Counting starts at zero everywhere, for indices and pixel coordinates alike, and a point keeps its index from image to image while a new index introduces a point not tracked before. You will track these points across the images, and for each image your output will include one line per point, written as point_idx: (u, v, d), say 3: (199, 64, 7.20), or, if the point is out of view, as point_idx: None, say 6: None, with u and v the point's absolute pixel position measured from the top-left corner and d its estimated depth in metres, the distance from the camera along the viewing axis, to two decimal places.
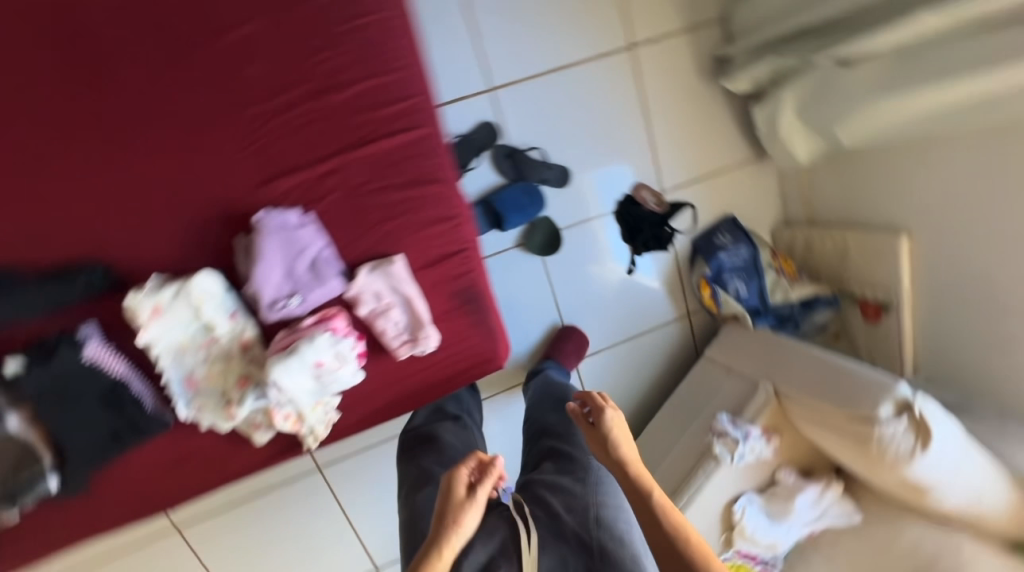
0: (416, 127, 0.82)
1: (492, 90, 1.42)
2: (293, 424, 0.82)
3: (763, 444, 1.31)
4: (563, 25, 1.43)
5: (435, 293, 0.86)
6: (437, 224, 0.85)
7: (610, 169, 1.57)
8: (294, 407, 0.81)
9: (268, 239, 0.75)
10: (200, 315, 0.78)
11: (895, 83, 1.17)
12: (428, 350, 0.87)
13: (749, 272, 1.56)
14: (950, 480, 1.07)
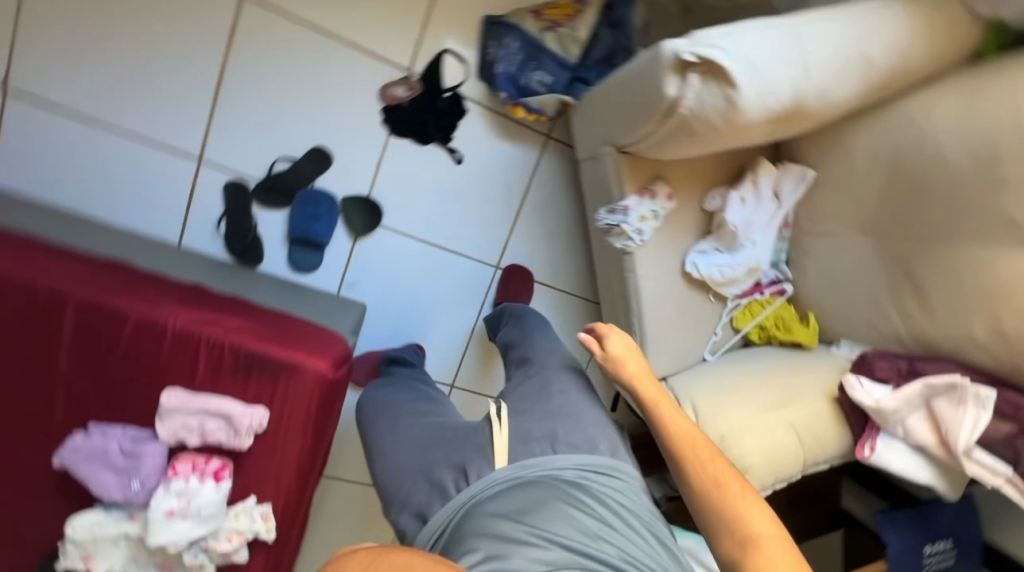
0: (65, 301, 0.87)
1: (196, 160, 1.38)
2: (242, 535, 0.98)
3: (654, 201, 1.15)
4: (187, 47, 1.31)
5: (233, 372, 0.96)
6: (183, 347, 0.92)
7: (352, 104, 1.43)
8: (224, 527, 0.97)
9: (79, 469, 0.88)
10: (111, 538, 0.93)
11: None
12: (265, 416, 0.97)
13: (542, 63, 1.31)
14: (810, 74, 0.82)
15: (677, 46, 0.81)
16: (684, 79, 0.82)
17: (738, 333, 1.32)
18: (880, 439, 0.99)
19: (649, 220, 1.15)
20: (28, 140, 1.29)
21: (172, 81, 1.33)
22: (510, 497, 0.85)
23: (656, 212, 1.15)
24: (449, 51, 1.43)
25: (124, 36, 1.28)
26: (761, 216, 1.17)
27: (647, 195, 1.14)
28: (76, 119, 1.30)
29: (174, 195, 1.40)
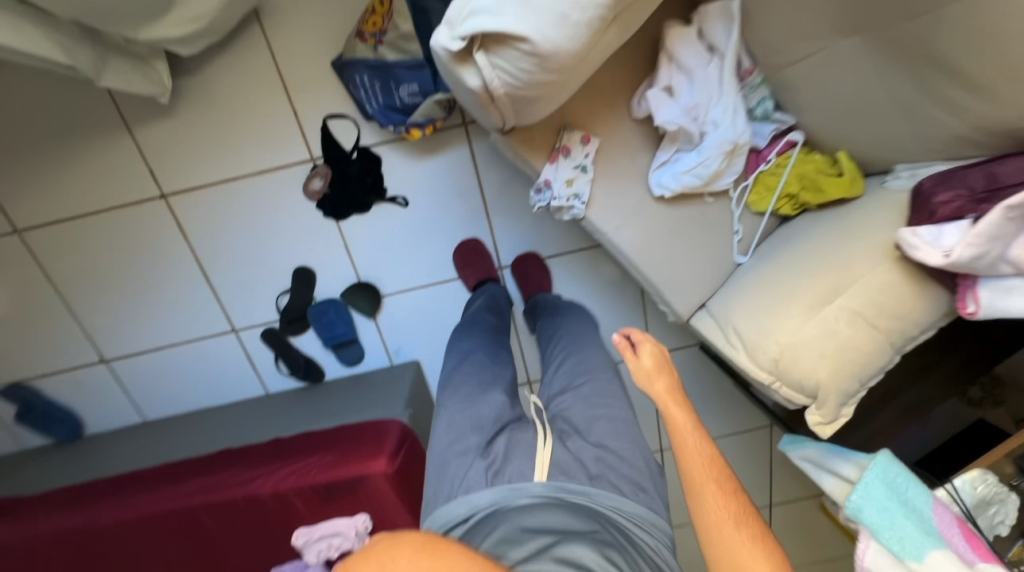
0: (201, 509, 1.16)
1: (231, 332, 1.62)
2: None
3: (572, 156, 0.97)
4: (165, 259, 1.52)
5: (319, 498, 1.15)
6: (277, 494, 1.15)
7: (294, 216, 1.49)
8: None
9: None
10: None
11: None
12: (367, 521, 1.16)
13: (397, 80, 1.19)
14: None
15: (441, 40, 0.64)
16: (475, 62, 0.65)
17: (765, 216, 1.07)
18: (981, 289, 0.73)
19: (580, 177, 0.98)
20: (139, 382, 1.67)
21: (176, 289, 1.56)
22: (550, 518, 0.84)
23: (583, 165, 0.97)
24: (330, 115, 1.38)
25: (128, 280, 1.53)
26: (707, 82, 0.90)
27: (560, 155, 0.96)
28: (150, 353, 1.63)
29: (237, 366, 1.67)
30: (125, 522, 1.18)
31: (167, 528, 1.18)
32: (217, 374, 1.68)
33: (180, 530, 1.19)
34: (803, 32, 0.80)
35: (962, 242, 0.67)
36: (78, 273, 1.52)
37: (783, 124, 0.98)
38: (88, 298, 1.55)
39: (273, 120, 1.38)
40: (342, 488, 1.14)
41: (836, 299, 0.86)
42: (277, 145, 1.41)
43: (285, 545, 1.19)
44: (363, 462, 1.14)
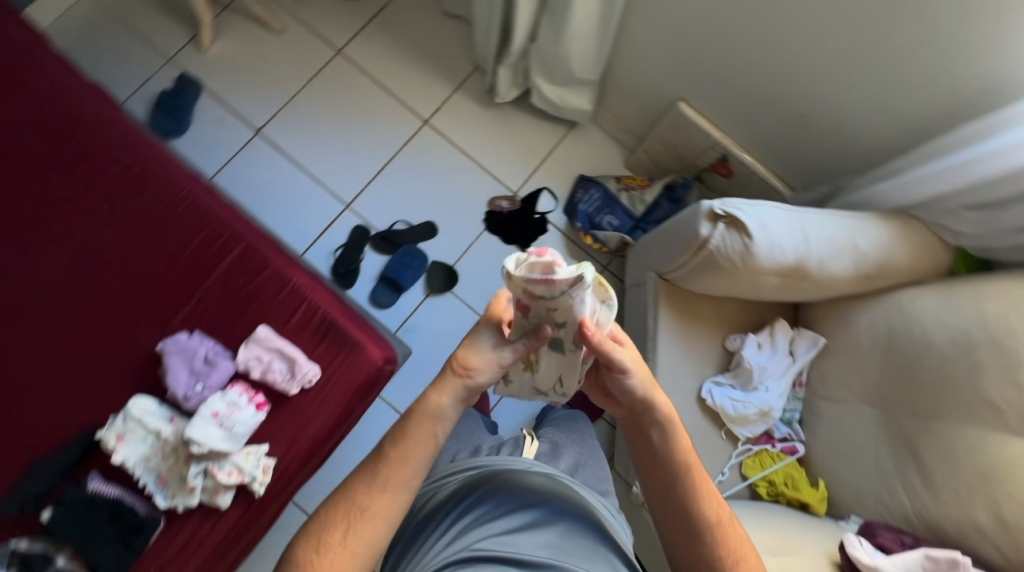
0: (241, 242, 1.22)
1: (344, 204, 1.88)
2: (235, 479, 1.06)
3: (547, 295, 0.76)
4: (377, 140, 1.93)
5: (307, 336, 1.17)
6: (290, 298, 1.19)
7: (466, 201, 1.91)
8: (230, 469, 1.06)
9: (180, 362, 1.11)
10: (148, 428, 1.08)
11: (579, 51, 1.52)
12: (309, 377, 1.13)
13: (608, 219, 1.74)
14: (813, 245, 1.10)
15: (711, 204, 1.13)
16: (715, 224, 1.12)
17: (744, 482, 1.29)
18: None
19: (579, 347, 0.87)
20: (250, 162, 1.88)
21: (357, 156, 1.92)
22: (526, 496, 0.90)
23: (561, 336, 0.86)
24: (545, 188, 1.91)
25: (344, 125, 1.93)
26: (780, 367, 1.30)
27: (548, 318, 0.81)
28: (286, 159, 1.89)
29: (314, 221, 1.86)
30: (175, 199, 1.23)
31: (190, 232, 1.21)
32: (296, 210, 1.85)
33: (199, 235, 1.22)
34: (852, 389, 1.21)
35: (891, 561, 0.99)
36: (328, 97, 1.95)
37: (794, 436, 1.30)
38: (310, 108, 1.94)
39: (521, 161, 1.94)
40: (333, 350, 1.16)
41: (777, 557, 1.03)
42: (507, 171, 1.94)
43: (234, 331, 1.17)
44: (370, 349, 1.17)
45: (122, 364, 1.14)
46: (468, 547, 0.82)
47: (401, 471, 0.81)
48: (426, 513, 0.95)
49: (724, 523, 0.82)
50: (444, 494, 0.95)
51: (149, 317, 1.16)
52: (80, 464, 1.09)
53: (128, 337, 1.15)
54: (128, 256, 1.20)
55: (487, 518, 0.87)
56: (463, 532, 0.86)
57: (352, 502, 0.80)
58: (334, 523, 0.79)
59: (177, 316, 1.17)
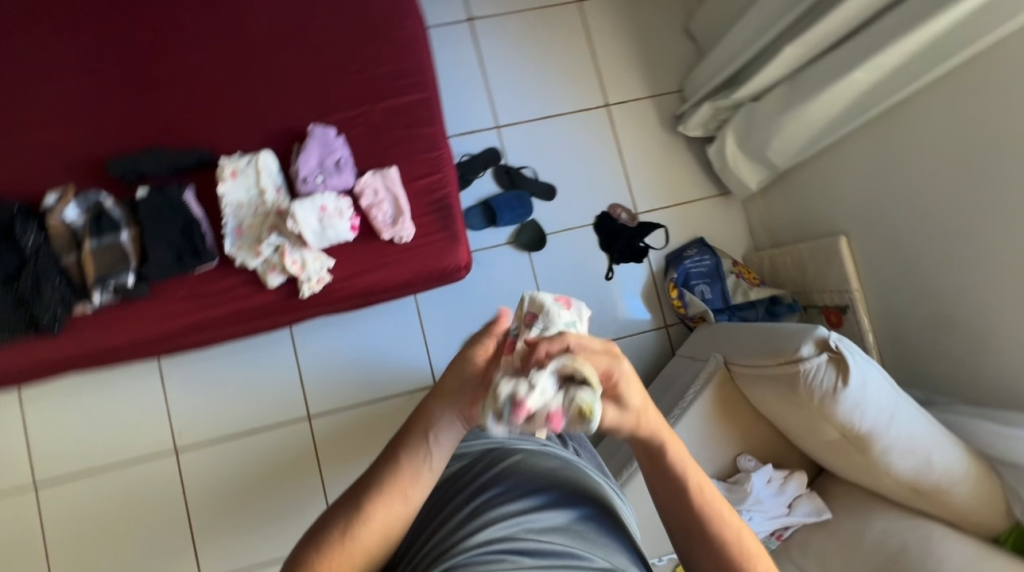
0: (421, 91, 1.24)
1: (494, 123, 1.92)
2: (296, 271, 1.11)
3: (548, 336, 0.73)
4: (558, 92, 1.95)
5: (421, 201, 1.20)
6: (428, 161, 1.22)
7: (592, 192, 1.92)
8: (300, 260, 1.11)
9: (318, 151, 1.14)
10: (259, 183, 1.11)
11: (789, 136, 1.50)
12: (405, 236, 1.17)
13: (704, 289, 1.72)
14: (892, 430, 1.08)
15: (824, 331, 1.13)
16: (819, 352, 1.11)
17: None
18: None
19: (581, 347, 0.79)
20: (445, 37, 1.92)
21: (532, 92, 1.94)
22: (528, 488, 0.81)
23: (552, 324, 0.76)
24: (664, 227, 1.92)
25: (539, 60, 1.95)
26: (773, 511, 1.27)
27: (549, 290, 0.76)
28: (475, 55, 1.92)
29: (462, 119, 1.90)
30: (393, 17, 1.27)
31: (387, 53, 1.25)
32: (454, 100, 1.90)
33: (391, 59, 1.25)
34: None
35: None
36: (545, 28, 1.97)
37: None
38: (524, 26, 1.96)
39: (660, 191, 1.95)
40: (435, 227, 1.19)
41: None
42: (643, 190, 1.95)
43: (366, 155, 1.20)
44: (462, 247, 1.20)
45: (269, 122, 1.19)
46: (476, 536, 0.74)
47: (412, 481, 0.69)
48: (437, 492, 0.85)
49: (726, 517, 0.71)
50: (448, 473, 0.87)
51: (312, 98, 1.21)
52: (185, 171, 1.14)
53: (285, 102, 1.20)
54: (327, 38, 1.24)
55: (500, 501, 0.79)
56: (478, 514, 0.77)
57: (366, 504, 0.68)
58: (354, 525, 0.67)
59: (332, 113, 1.21)
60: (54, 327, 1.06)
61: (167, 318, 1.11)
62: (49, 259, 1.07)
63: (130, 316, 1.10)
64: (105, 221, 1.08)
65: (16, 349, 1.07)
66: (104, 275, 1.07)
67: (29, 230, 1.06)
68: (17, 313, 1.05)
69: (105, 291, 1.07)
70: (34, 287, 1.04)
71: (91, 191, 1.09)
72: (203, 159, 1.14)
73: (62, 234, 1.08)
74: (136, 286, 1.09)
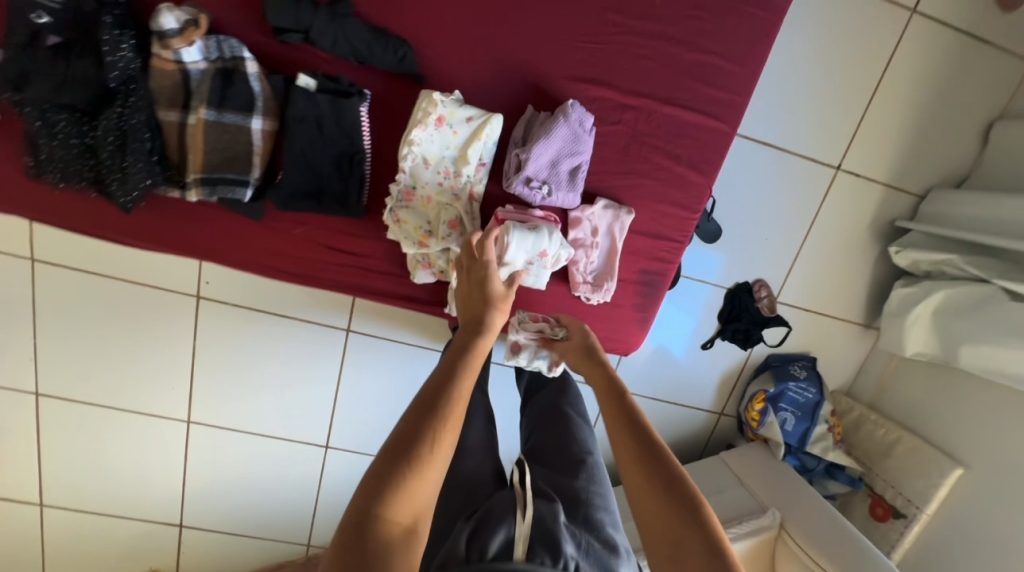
0: (718, 120, 0.84)
1: None
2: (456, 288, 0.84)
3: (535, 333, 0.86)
4: None
5: (632, 264, 0.90)
6: (670, 216, 0.88)
7: None
8: None
9: (561, 152, 0.78)
10: (465, 150, 0.76)
11: None
12: (592, 301, 0.90)
13: (789, 420, 1.50)
14: None
15: None
16: None
17: None
18: None
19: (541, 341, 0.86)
20: None
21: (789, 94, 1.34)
22: None
23: (537, 362, 0.86)
24: (789, 328, 1.53)
25: (843, 50, 1.27)
26: None
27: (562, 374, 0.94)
28: None
29: None
30: None
31: (712, 33, 0.80)
32: None
33: (713, 47, 0.81)
34: None
35: None
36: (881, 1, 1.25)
37: None
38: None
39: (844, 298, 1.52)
40: (629, 301, 0.92)
41: None
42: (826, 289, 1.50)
43: (604, 171, 0.84)
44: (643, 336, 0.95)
45: (510, 51, 0.77)
46: None
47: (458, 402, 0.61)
48: None
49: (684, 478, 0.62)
50: None
51: (582, 46, 0.79)
52: (369, 68, 0.75)
53: (544, 32, 0.77)
54: None
55: None
56: None
57: (413, 431, 0.57)
58: (399, 473, 0.53)
59: (596, 83, 0.80)
60: (125, 203, 0.75)
61: (273, 251, 0.84)
62: (143, 105, 0.71)
63: (230, 228, 0.82)
64: (236, 93, 0.72)
65: (76, 204, 0.79)
66: (215, 170, 0.75)
67: (123, 53, 0.68)
68: (83, 161, 0.72)
69: (211, 195, 0.75)
70: (114, 141, 0.70)
71: (230, 40, 0.70)
72: (402, 65, 0.74)
73: (172, 80, 0.71)
74: (250, 201, 0.78)
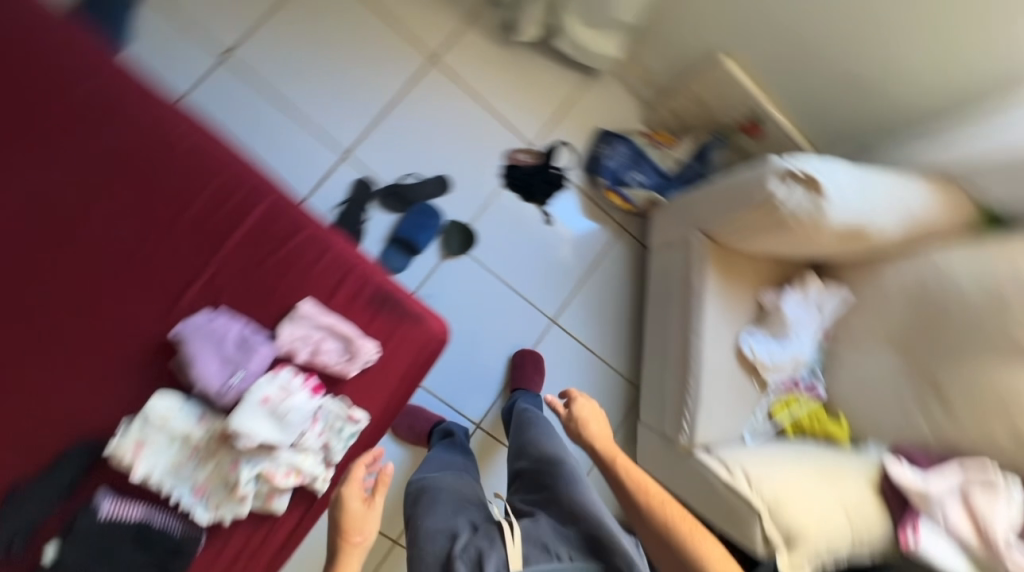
0: (267, 199, 0.97)
1: (342, 152, 1.60)
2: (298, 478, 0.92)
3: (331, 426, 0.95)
4: (380, 81, 1.64)
5: (358, 310, 0.99)
6: (331, 264, 0.99)
7: (481, 156, 1.74)
8: (295, 462, 0.91)
9: (210, 348, 0.88)
10: (175, 430, 0.86)
11: None
12: (368, 356, 0.98)
13: (636, 175, 1.68)
14: (869, 204, 1.15)
15: (786, 160, 1.13)
16: (786, 182, 1.13)
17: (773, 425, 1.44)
18: (920, 528, 1.07)
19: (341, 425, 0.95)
20: (216, 95, 1.51)
21: (350, 94, 1.62)
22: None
23: (349, 432, 0.95)
24: (562, 143, 1.81)
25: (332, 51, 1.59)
26: (810, 320, 1.40)
27: (387, 428, 1.02)
28: (264, 96, 1.54)
29: (308, 169, 1.58)
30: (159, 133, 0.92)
31: (187, 181, 0.93)
32: (280, 156, 1.54)
33: (200, 184, 0.93)
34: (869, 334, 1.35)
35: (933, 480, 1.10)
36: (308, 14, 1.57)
37: (816, 379, 1.44)
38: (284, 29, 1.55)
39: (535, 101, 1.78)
40: (390, 324, 1.01)
41: (832, 487, 1.15)
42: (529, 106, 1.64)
43: (263, 308, 0.94)
44: (431, 319, 1.04)
45: (122, 355, 0.88)
46: None
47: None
48: None
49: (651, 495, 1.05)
50: None
51: (147, 291, 0.90)
52: (78, 484, 0.85)
53: (121, 320, 0.89)
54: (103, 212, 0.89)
55: None
56: None
57: None
58: None
59: (185, 291, 0.92)
60: None
61: None
62: None
63: None
64: None
65: None
66: None
67: None
68: None
69: None
70: None
71: None
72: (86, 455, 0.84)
73: None
74: None
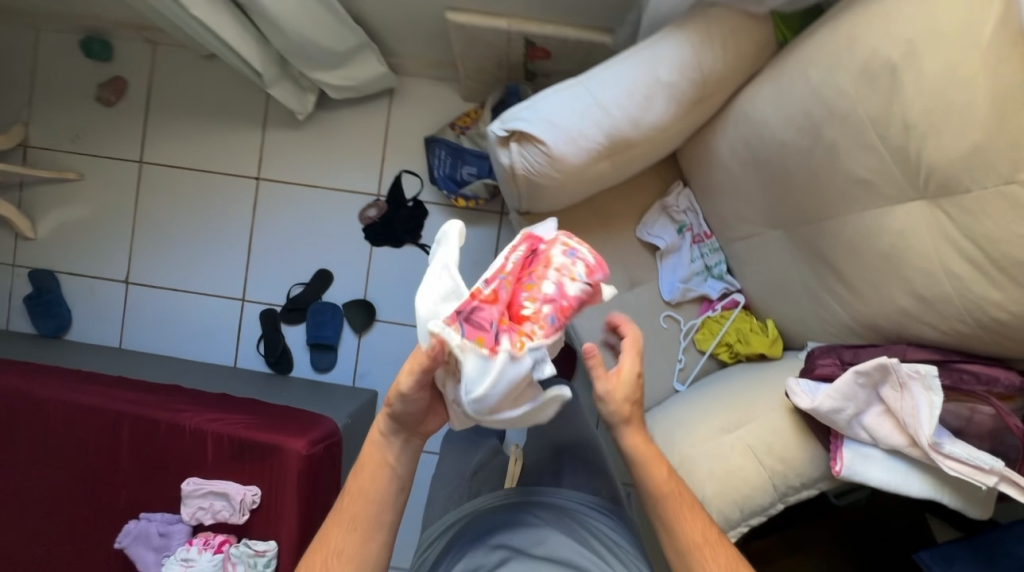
0: (124, 416, 1.18)
1: (240, 300, 1.84)
2: None
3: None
4: (233, 225, 1.84)
5: (227, 468, 1.16)
6: (192, 442, 1.17)
7: (341, 232, 1.81)
8: None
9: (144, 548, 1.12)
10: None
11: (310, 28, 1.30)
12: (245, 502, 1.13)
13: (466, 172, 1.61)
14: (612, 110, 0.91)
15: (493, 128, 0.97)
16: (508, 149, 0.96)
17: (705, 355, 1.22)
18: (846, 448, 0.83)
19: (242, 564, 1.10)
20: (141, 311, 1.87)
21: (221, 252, 1.85)
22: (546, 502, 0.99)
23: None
24: (404, 174, 1.78)
25: (193, 230, 1.85)
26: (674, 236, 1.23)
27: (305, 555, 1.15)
28: (168, 291, 1.86)
29: (225, 327, 1.84)
30: (42, 411, 1.20)
31: (74, 434, 1.19)
32: (203, 330, 1.84)
33: (89, 432, 1.19)
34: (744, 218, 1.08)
35: (825, 394, 0.82)
36: (161, 214, 1.86)
37: (733, 287, 1.22)
38: (152, 237, 1.86)
39: (358, 154, 1.79)
40: (257, 466, 1.15)
41: (740, 431, 0.96)
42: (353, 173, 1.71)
43: (162, 499, 1.17)
44: (285, 444, 1.15)
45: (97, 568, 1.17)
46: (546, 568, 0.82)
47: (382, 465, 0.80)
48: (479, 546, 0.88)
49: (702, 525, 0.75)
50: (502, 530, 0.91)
51: (89, 521, 1.18)
52: None
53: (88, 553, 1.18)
54: (41, 481, 1.19)
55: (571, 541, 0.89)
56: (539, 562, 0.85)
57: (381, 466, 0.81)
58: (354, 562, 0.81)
59: (112, 509, 1.17)
60: None
61: None
62: None
63: None
64: None
65: None
66: None
67: None
68: None
69: None
70: None
71: None
72: None
73: None
74: None
